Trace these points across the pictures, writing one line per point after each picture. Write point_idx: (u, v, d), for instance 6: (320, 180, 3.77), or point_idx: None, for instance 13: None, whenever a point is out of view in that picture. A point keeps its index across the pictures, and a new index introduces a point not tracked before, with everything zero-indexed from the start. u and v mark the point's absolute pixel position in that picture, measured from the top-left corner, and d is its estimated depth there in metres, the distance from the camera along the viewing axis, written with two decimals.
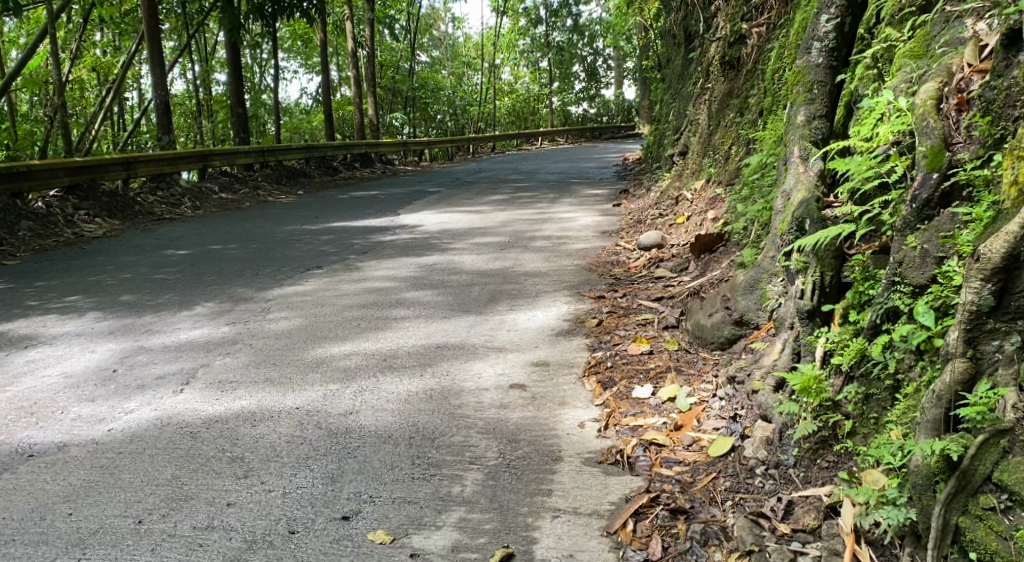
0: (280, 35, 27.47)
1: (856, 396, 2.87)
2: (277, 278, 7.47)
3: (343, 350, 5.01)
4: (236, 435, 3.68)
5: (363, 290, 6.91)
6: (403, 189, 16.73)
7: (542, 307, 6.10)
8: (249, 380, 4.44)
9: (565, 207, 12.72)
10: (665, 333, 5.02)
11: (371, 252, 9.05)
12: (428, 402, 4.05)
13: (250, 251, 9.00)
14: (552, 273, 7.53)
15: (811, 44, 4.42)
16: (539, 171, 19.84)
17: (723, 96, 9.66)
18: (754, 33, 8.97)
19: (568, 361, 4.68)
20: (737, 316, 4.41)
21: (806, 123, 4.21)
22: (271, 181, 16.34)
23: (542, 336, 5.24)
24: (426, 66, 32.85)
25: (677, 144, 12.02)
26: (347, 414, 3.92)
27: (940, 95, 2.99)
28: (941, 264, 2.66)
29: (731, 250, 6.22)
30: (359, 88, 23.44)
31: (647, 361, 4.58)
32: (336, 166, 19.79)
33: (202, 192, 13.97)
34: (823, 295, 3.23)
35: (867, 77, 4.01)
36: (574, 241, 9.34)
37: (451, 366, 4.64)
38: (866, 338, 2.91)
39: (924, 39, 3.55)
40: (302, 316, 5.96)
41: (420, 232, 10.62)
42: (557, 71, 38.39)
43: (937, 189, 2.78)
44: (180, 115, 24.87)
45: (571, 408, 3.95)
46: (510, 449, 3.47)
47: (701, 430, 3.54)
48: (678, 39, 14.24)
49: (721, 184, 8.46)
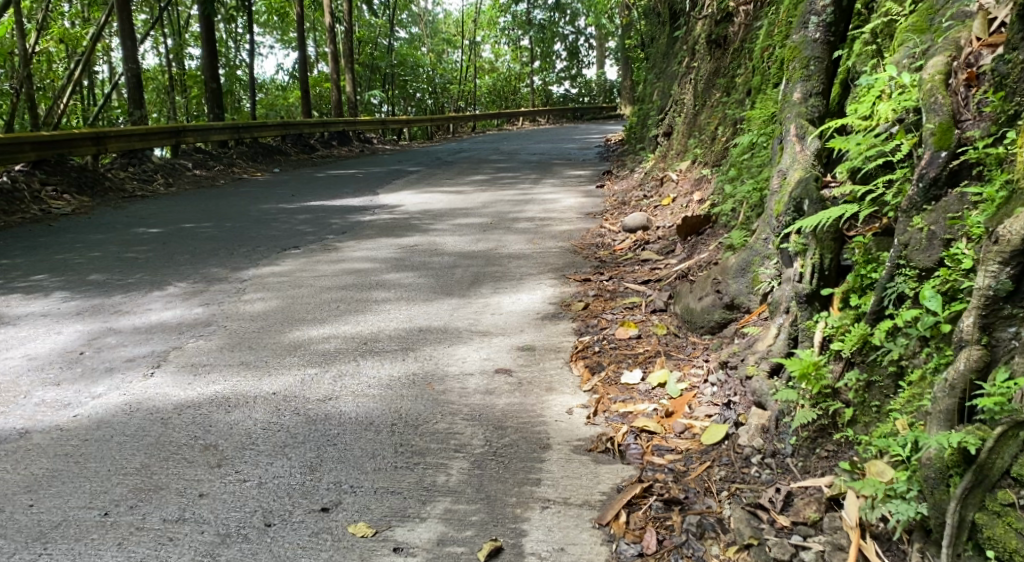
0: (256, 9, 26.92)
1: (858, 384, 2.77)
2: (253, 258, 7.27)
3: (321, 333, 4.85)
4: (208, 422, 3.51)
5: (342, 271, 6.73)
6: (382, 168, 16.47)
7: (527, 290, 5.97)
8: (223, 363, 4.28)
9: (547, 189, 12.57)
10: (653, 317, 4.91)
11: (350, 232, 8.86)
12: (410, 387, 3.91)
13: (225, 230, 8.77)
14: (535, 255, 7.39)
15: (808, 19, 4.27)
16: (520, 152, 19.63)
17: (709, 76, 9.54)
18: (740, 12, 8.87)
19: (554, 346, 4.55)
20: (727, 300, 4.31)
21: (802, 101, 4.10)
22: (247, 158, 16.01)
23: (528, 320, 5.11)
24: (406, 43, 32.40)
25: (661, 124, 11.89)
26: (326, 400, 3.77)
27: (949, 70, 2.85)
28: (948, 247, 2.57)
29: (718, 233, 6.13)
30: (337, 65, 23.03)
31: (635, 345, 4.46)
32: (313, 144, 19.46)
33: (176, 170, 13.65)
34: (823, 278, 3.13)
35: (866, 53, 3.94)
36: (557, 223, 9.21)
37: (434, 350, 4.50)
38: (868, 324, 2.80)
39: (927, 13, 3.43)
40: (279, 298, 5.77)
41: (400, 212, 10.43)
42: (538, 50, 38.04)
43: (945, 167, 2.67)
44: (153, 90, 24.33)
45: (558, 393, 3.83)
46: (496, 437, 3.34)
47: (693, 417, 3.43)
48: (662, 18, 14.08)
49: (707, 165, 8.35)
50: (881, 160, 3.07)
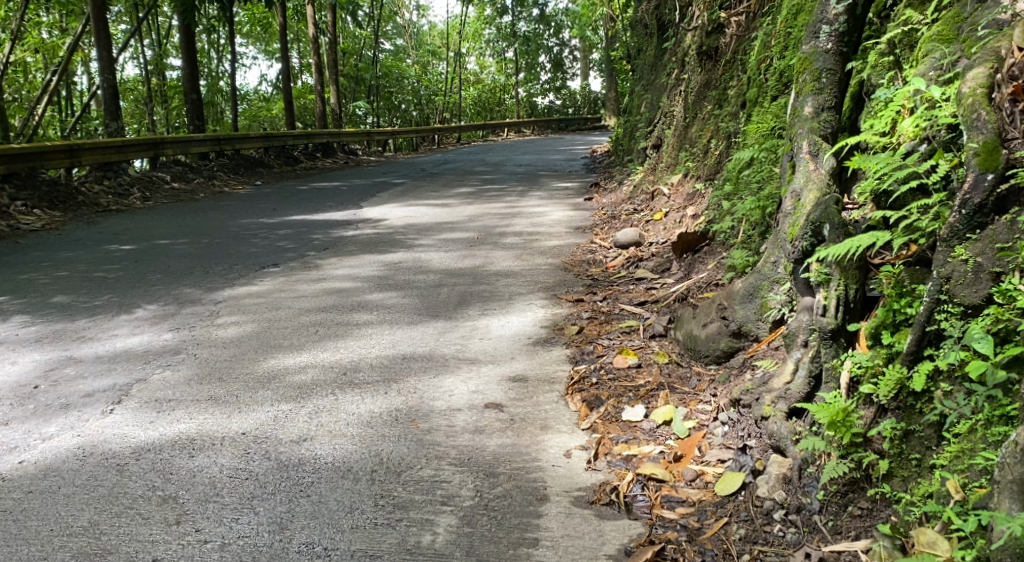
0: (237, 20, 26.52)
1: (894, 434, 2.47)
2: (229, 277, 6.91)
3: (298, 362, 4.51)
4: (169, 468, 3.16)
5: (322, 291, 6.39)
6: (365, 181, 16.12)
7: (517, 312, 5.65)
8: (190, 398, 3.92)
9: (534, 202, 12.28)
10: (652, 343, 4.61)
11: (332, 248, 8.51)
12: (393, 425, 3.58)
13: (201, 247, 8.40)
14: (525, 273, 7.09)
15: (819, 28, 3.98)
16: (507, 163, 19.34)
17: (700, 88, 9.30)
18: (732, 22, 8.66)
19: (548, 376, 4.24)
20: (735, 327, 4.02)
21: (814, 116, 3.81)
22: (227, 171, 15.63)
23: (519, 346, 4.79)
24: (390, 54, 32.11)
25: (650, 137, 11.64)
26: (300, 441, 3.43)
27: (992, 83, 2.60)
28: (998, 281, 2.31)
29: (716, 251, 5.86)
30: (321, 75, 22.67)
31: (635, 377, 4.15)
32: (296, 155, 19.09)
33: (153, 183, 13.26)
34: (848, 311, 2.86)
35: (882, 65, 3.70)
36: (546, 238, 8.91)
37: (419, 381, 4.17)
38: (904, 366, 2.50)
39: (953, 20, 3.20)
40: (254, 321, 5.42)
41: (384, 227, 10.10)
42: (522, 62, 37.84)
43: (992, 192, 2.39)
44: (131, 101, 23.85)
45: (554, 433, 3.52)
46: (488, 486, 3.02)
47: (704, 462, 3.12)
48: (649, 30, 13.88)
49: (700, 179, 8.09)
50: (914, 181, 2.78)
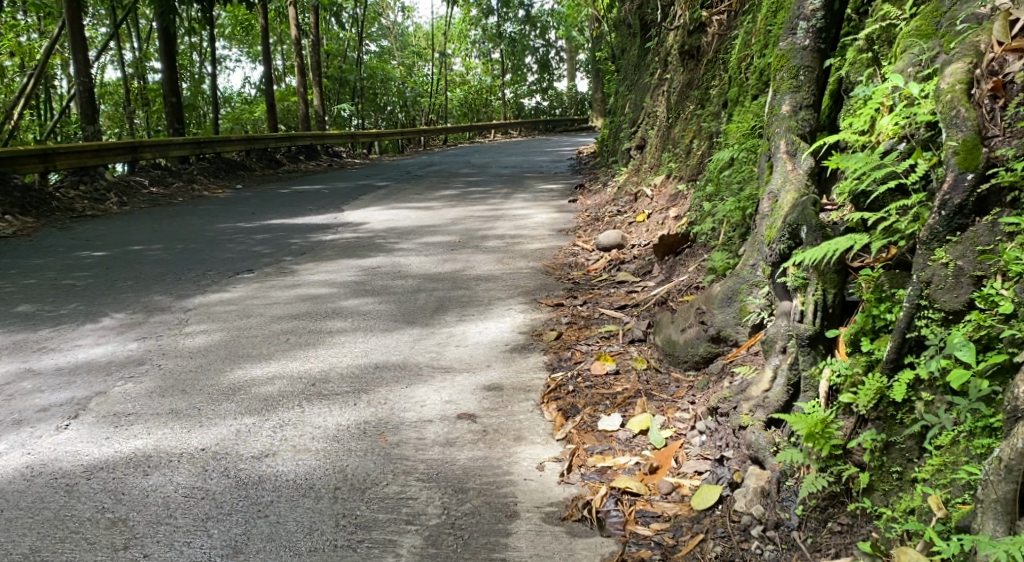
0: (218, 22, 26.27)
1: (874, 445, 2.36)
2: (201, 284, 6.76)
3: (265, 373, 4.37)
4: (122, 488, 3.03)
5: (296, 298, 6.24)
6: (348, 184, 15.96)
7: (495, 318, 5.52)
8: (150, 412, 3.78)
9: (518, 204, 12.17)
10: (631, 348, 4.50)
11: (309, 253, 8.36)
12: (360, 439, 3.45)
13: (175, 252, 8.23)
14: (505, 277, 6.96)
15: (796, 24, 3.88)
16: (492, 165, 19.21)
17: (682, 88, 9.21)
18: (714, 21, 8.58)
19: (524, 385, 4.11)
20: (713, 332, 3.92)
21: (791, 114, 3.72)
22: (207, 175, 15.43)
23: (496, 353, 4.66)
24: (375, 55, 31.94)
25: (634, 137, 11.54)
26: (261, 457, 3.29)
27: (971, 79, 2.49)
28: (979, 286, 2.21)
29: (697, 253, 5.76)
30: (304, 78, 22.46)
31: (613, 384, 4.03)
32: (279, 158, 18.90)
33: (131, 187, 13.05)
34: (826, 317, 2.74)
35: (860, 62, 3.61)
36: (529, 241, 8.79)
37: (390, 392, 4.03)
38: (884, 375, 2.39)
39: (931, 14, 3.10)
40: (223, 330, 5.27)
41: (364, 230, 9.95)
42: (508, 62, 37.71)
43: (972, 192, 2.28)
44: (112, 105, 23.56)
45: (527, 444, 3.39)
46: (455, 503, 2.89)
47: (680, 474, 3.01)
48: (633, 30, 13.78)
49: (682, 180, 7.99)
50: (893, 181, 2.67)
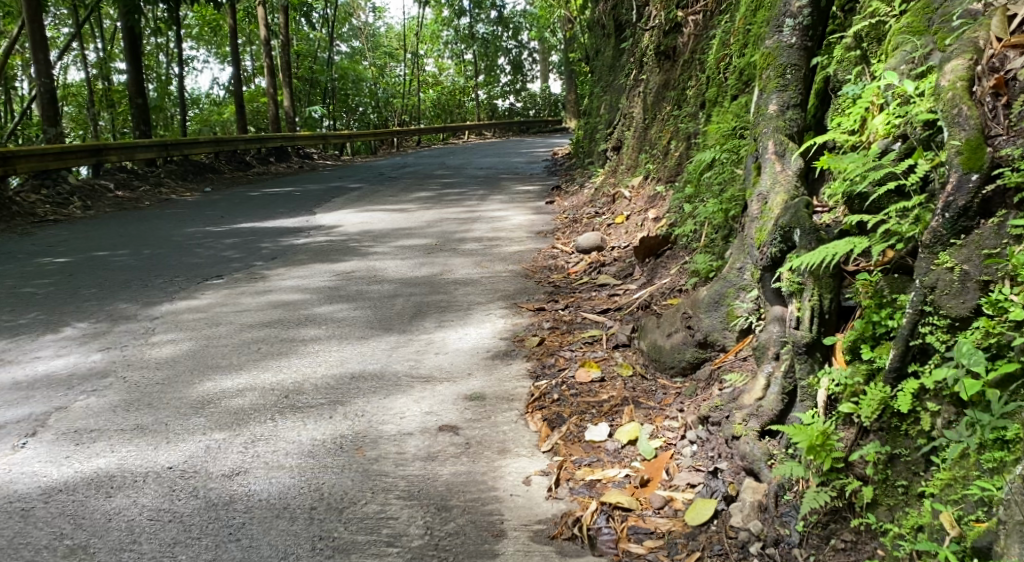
0: (186, 22, 25.83)
1: (879, 458, 2.26)
2: (169, 291, 6.55)
3: (235, 384, 4.20)
4: (83, 513, 2.87)
5: (268, 304, 6.06)
6: (321, 186, 15.71)
7: (474, 323, 5.39)
8: (114, 427, 3.59)
9: (494, 205, 12.03)
10: (616, 354, 4.39)
11: (281, 257, 8.17)
12: (337, 454, 3.30)
13: (142, 258, 7.99)
14: (483, 281, 6.83)
15: (782, 22, 3.80)
16: (467, 167, 19.05)
17: (658, 89, 9.15)
18: (690, 22, 8.53)
19: (506, 393, 3.98)
20: (700, 337, 3.82)
21: (779, 114, 3.64)
22: (175, 178, 15.10)
23: (477, 360, 4.53)
24: (346, 56, 31.63)
25: (610, 138, 11.47)
26: (233, 475, 3.14)
27: (972, 75, 2.40)
28: (987, 291, 2.12)
29: (678, 255, 5.68)
30: (274, 79, 22.15)
31: (598, 391, 3.92)
32: (249, 160, 18.58)
33: (95, 191, 12.72)
34: (823, 323, 2.64)
35: (848, 60, 3.54)
36: (506, 243, 8.66)
37: (367, 404, 3.88)
38: (887, 384, 2.30)
39: (922, 11, 3.02)
40: (192, 339, 5.08)
41: (337, 234, 9.76)
42: (481, 64, 37.55)
43: (976, 194, 2.19)
44: (76, 106, 23.04)
45: (512, 457, 3.26)
46: (438, 523, 2.77)
47: (672, 487, 2.90)
48: (607, 31, 13.71)
49: (660, 181, 7.92)
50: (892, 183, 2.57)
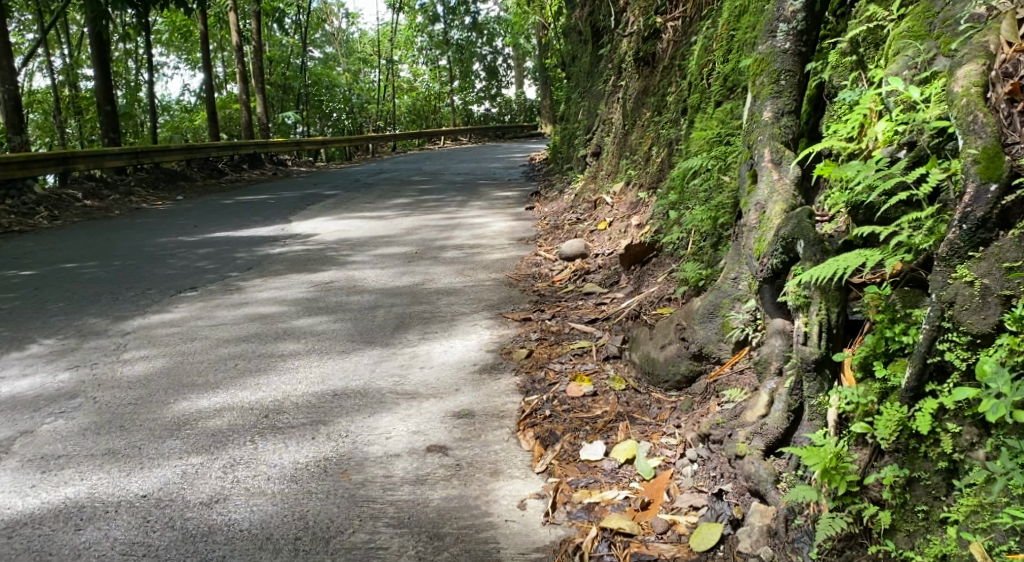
0: (154, 28, 25.43)
1: (896, 481, 2.15)
2: (140, 305, 6.34)
3: (212, 403, 4.02)
4: (49, 550, 2.70)
5: (245, 317, 5.88)
6: (296, 193, 15.47)
7: (459, 335, 5.24)
8: (83, 453, 3.40)
9: (473, 212, 11.90)
10: (607, 366, 4.27)
11: (256, 267, 7.97)
12: (321, 478, 3.15)
13: (112, 270, 7.76)
14: (467, 290, 6.69)
15: (775, 27, 3.70)
16: (443, 173, 18.89)
17: (638, 95, 9.08)
18: (669, 28, 8.47)
19: (496, 410, 3.85)
20: (695, 349, 3.71)
21: (774, 121, 3.54)
22: (146, 186, 14.79)
23: (463, 375, 4.39)
24: (320, 62, 31.35)
25: (589, 144, 11.39)
26: (212, 502, 2.97)
27: (986, 82, 2.33)
28: (1009, 306, 2.03)
29: (665, 263, 5.59)
30: (246, 85, 21.84)
31: (591, 406, 3.79)
32: (222, 167, 18.26)
33: (62, 201, 12.40)
34: (831, 338, 2.54)
35: (843, 67, 3.47)
36: (487, 251, 8.53)
37: (351, 423, 3.73)
38: (904, 404, 2.20)
39: (922, 15, 2.96)
40: (166, 356, 4.89)
41: (314, 242, 9.57)
42: (456, 69, 37.41)
43: (996, 205, 2.10)
44: (41, 113, 22.53)
45: (506, 479, 3.14)
46: (431, 554, 2.64)
47: (674, 509, 2.79)
48: (584, 37, 13.65)
49: (642, 187, 7.84)
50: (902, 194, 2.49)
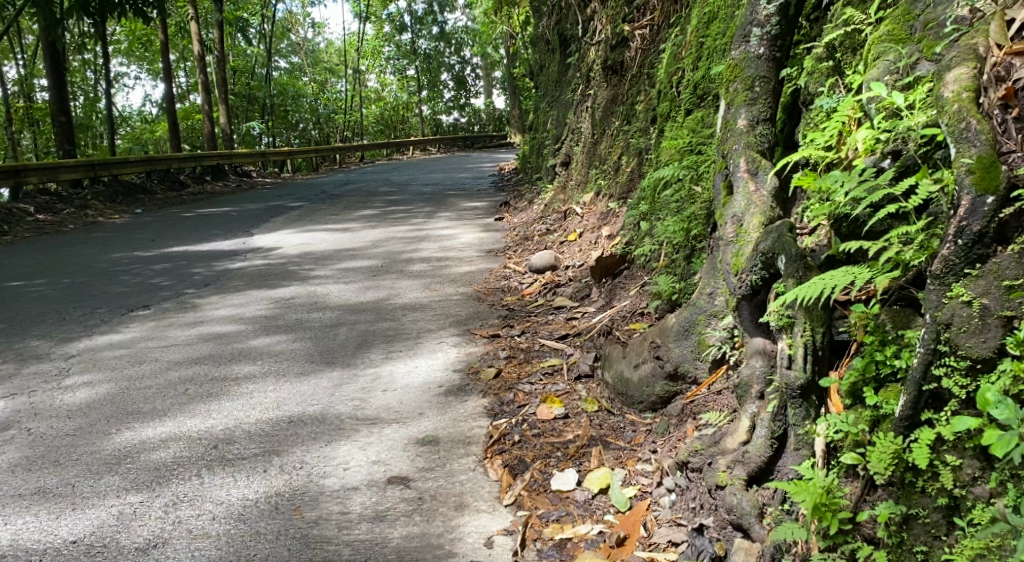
0: (114, 37, 24.92)
1: (892, 518, 1.99)
2: (89, 326, 6.04)
3: (158, 433, 3.77)
4: None
5: (199, 337, 5.61)
6: (260, 205, 15.15)
7: (425, 353, 5.02)
8: (10, 492, 3.16)
9: (441, 223, 11.67)
10: (579, 386, 4.08)
11: (215, 284, 7.69)
12: (272, 517, 2.93)
13: (61, 289, 7.43)
14: (433, 305, 6.47)
15: (749, 31, 3.55)
16: (411, 183, 18.65)
17: (607, 103, 8.94)
18: (636, 36, 8.36)
19: (462, 435, 3.64)
20: (670, 369, 3.55)
21: (749, 129, 3.39)
22: (103, 200, 14.36)
23: (428, 397, 4.17)
24: (285, 72, 30.96)
25: (558, 154, 11.24)
26: (149, 548, 2.74)
27: (978, 86, 2.23)
28: (1011, 329, 1.89)
29: (637, 275, 5.43)
30: (209, 95, 21.44)
31: (562, 430, 3.60)
32: (184, 179, 17.87)
33: (13, 215, 11.99)
34: (817, 361, 2.38)
35: (819, 72, 3.34)
36: (455, 263, 8.32)
37: (307, 453, 3.50)
38: (898, 435, 2.04)
39: (902, 17, 2.83)
40: (111, 381, 4.61)
41: (276, 256, 9.29)
42: (424, 79, 37.18)
43: (993, 218, 1.96)
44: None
45: (471, 513, 2.93)
46: None
47: (652, 546, 2.61)
48: (551, 46, 13.53)
49: (612, 197, 7.69)
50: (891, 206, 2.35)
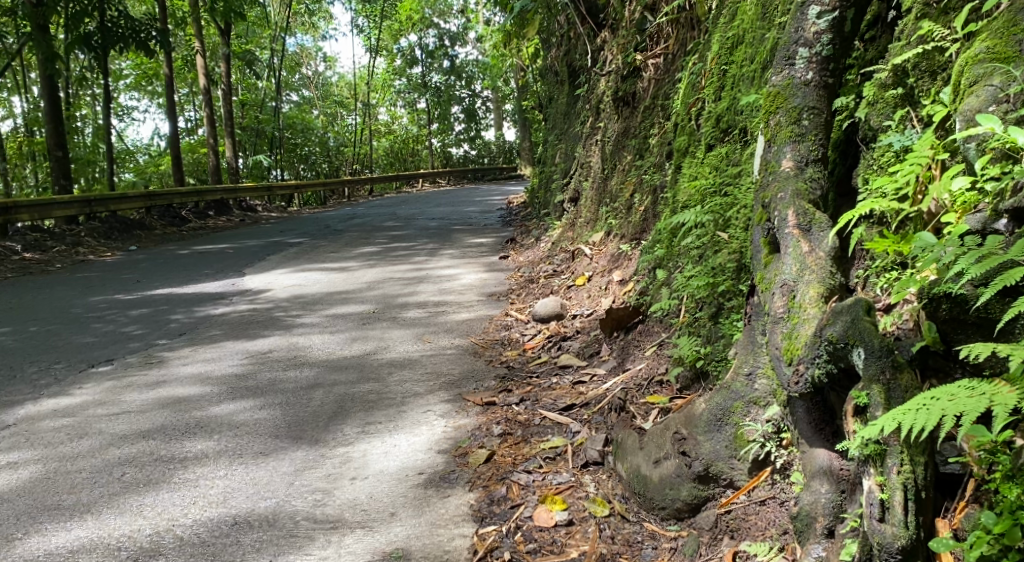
0: (121, 71, 24.49)
1: None
2: (38, 386, 5.41)
3: (72, 541, 3.12)
4: None
5: (158, 402, 4.95)
6: (259, 241, 14.54)
7: (408, 425, 4.33)
8: None
9: (443, 262, 11.01)
10: (586, 479, 3.37)
11: (191, 333, 7.05)
12: None
13: (25, 339, 6.81)
14: (425, 361, 5.79)
15: (793, 51, 2.91)
16: (417, 217, 18.01)
17: (617, 137, 8.31)
18: (649, 65, 7.76)
19: (438, 549, 2.97)
20: (700, 469, 2.85)
21: (797, 173, 2.74)
22: (98, 236, 13.79)
23: (403, 488, 3.49)
24: (295, 105, 30.53)
25: (566, 190, 10.60)
26: None
27: None
28: None
29: (651, 329, 4.75)
30: (214, 129, 20.98)
31: (565, 546, 2.90)
32: (186, 214, 17.29)
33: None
34: (920, 509, 1.88)
35: (885, 101, 2.68)
36: (453, 309, 7.64)
37: None
38: None
39: (1005, 30, 2.27)
40: (41, 461, 3.96)
41: (263, 300, 8.67)
42: (435, 112, 36.74)
43: None
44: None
45: None
46: None
47: None
48: (560, 77, 12.97)
49: (624, 238, 7.00)
50: None
